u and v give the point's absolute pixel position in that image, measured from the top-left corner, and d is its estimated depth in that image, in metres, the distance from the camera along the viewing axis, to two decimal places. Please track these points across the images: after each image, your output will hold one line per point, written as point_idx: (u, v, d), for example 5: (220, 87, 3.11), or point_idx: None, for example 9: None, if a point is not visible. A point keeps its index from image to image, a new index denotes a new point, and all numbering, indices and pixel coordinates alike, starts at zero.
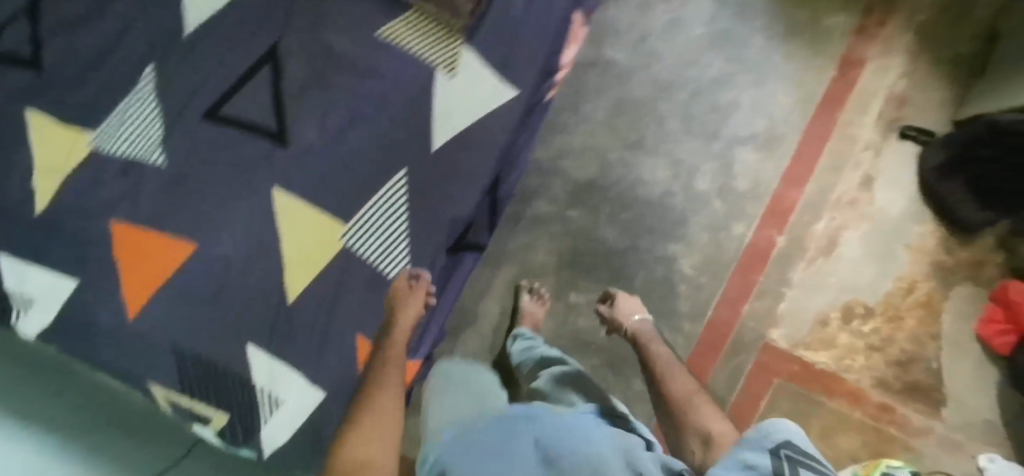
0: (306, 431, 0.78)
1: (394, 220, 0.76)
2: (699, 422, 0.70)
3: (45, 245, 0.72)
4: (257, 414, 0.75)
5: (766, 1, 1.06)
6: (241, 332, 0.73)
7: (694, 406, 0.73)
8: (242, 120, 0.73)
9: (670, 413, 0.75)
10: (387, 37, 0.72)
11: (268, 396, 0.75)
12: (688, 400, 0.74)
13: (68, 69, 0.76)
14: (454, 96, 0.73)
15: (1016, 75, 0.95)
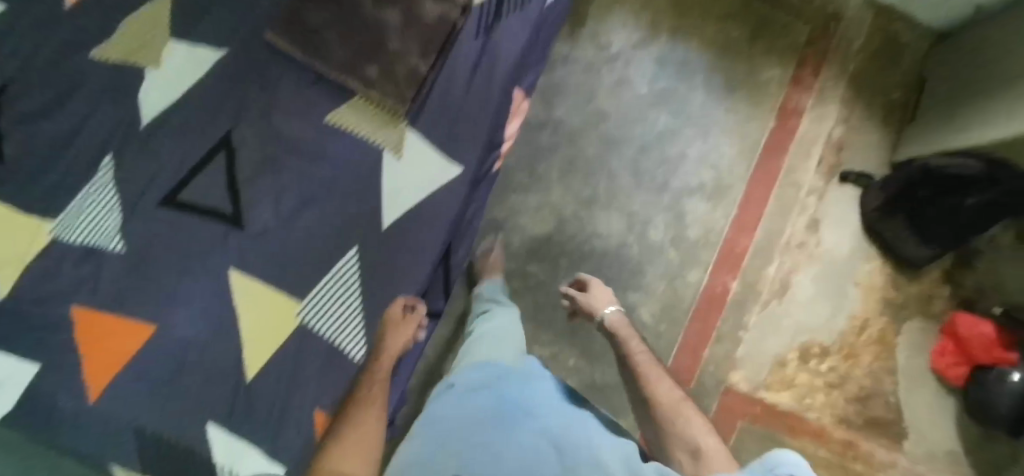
0: None
1: (348, 296, 0.77)
2: (685, 434, 0.74)
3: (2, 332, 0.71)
4: None
5: (706, 57, 1.10)
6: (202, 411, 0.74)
7: (681, 414, 0.76)
8: (197, 206, 0.75)
9: (658, 420, 0.77)
10: (337, 123, 0.76)
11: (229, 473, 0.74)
12: (672, 407, 0.77)
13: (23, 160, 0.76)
14: (400, 176, 0.76)
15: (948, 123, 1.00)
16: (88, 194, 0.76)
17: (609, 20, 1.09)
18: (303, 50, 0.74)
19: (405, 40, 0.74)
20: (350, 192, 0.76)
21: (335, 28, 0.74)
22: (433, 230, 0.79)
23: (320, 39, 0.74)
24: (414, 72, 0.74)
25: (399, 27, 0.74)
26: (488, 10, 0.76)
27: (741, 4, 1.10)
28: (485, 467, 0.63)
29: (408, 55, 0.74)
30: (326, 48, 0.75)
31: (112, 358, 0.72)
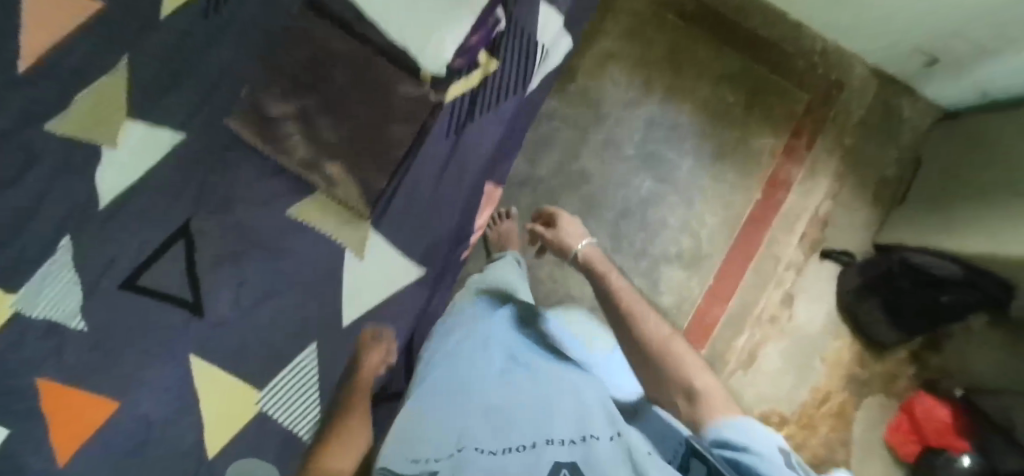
0: None
1: (306, 389, 0.77)
2: (678, 377, 0.66)
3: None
4: None
5: (697, 121, 1.06)
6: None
7: (677, 359, 0.67)
8: (160, 291, 0.73)
9: (645, 360, 0.69)
10: (299, 217, 0.74)
11: None
12: (664, 344, 0.68)
13: None
14: (362, 277, 0.76)
15: (938, 216, 0.98)
16: (49, 270, 0.70)
17: (601, 75, 1.05)
18: (266, 141, 0.71)
19: (373, 139, 0.71)
20: (311, 285, 0.75)
21: (301, 120, 0.71)
22: (396, 321, 0.82)
23: (284, 131, 0.71)
24: (379, 174, 0.72)
25: (367, 124, 0.71)
26: (464, 111, 0.74)
27: (739, 65, 1.05)
28: (494, 436, 0.61)
29: (377, 152, 0.72)
30: (289, 140, 0.71)
31: (78, 429, 0.70)
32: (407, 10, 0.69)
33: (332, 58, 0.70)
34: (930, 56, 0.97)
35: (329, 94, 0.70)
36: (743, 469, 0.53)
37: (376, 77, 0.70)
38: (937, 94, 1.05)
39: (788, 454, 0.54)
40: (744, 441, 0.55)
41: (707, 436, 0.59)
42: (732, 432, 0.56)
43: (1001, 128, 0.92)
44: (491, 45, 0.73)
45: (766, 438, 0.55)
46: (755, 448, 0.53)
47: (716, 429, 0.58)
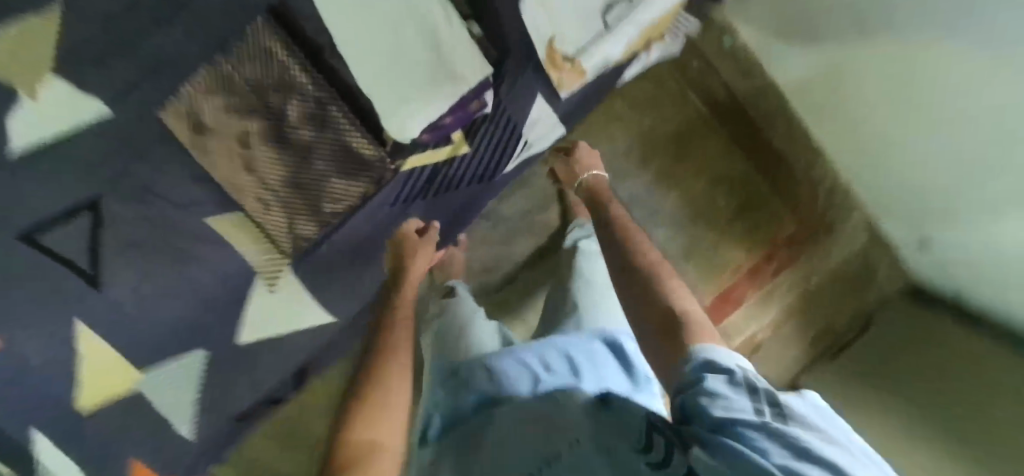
0: None
1: (190, 382, 0.76)
2: (660, 300, 0.53)
3: None
4: None
5: (674, 212, 0.95)
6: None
7: (669, 289, 0.55)
8: (61, 254, 0.62)
9: (625, 288, 0.59)
10: (215, 230, 0.69)
11: None
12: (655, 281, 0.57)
13: None
14: (269, 307, 0.73)
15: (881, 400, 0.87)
16: None
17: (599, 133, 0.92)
18: (200, 148, 0.65)
19: (313, 186, 0.66)
20: (218, 299, 0.71)
21: (240, 140, 0.64)
22: (288, 353, 0.78)
23: (219, 145, 0.64)
24: (310, 220, 0.68)
25: (311, 169, 0.66)
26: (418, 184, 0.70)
27: (744, 175, 0.95)
28: None
29: (322, 197, 0.67)
30: (222, 156, 0.65)
31: None
32: (386, 63, 0.60)
33: (291, 89, 0.62)
34: (925, 240, 0.88)
35: (278, 125, 0.64)
36: (697, 413, 0.37)
37: (333, 127, 0.64)
38: (915, 271, 0.97)
39: (746, 372, 0.38)
40: (694, 372, 0.40)
41: (676, 377, 0.43)
42: (687, 371, 0.41)
43: (962, 353, 0.84)
44: (469, 126, 0.67)
45: (712, 363, 0.40)
46: (700, 382, 0.39)
47: (680, 357, 0.43)
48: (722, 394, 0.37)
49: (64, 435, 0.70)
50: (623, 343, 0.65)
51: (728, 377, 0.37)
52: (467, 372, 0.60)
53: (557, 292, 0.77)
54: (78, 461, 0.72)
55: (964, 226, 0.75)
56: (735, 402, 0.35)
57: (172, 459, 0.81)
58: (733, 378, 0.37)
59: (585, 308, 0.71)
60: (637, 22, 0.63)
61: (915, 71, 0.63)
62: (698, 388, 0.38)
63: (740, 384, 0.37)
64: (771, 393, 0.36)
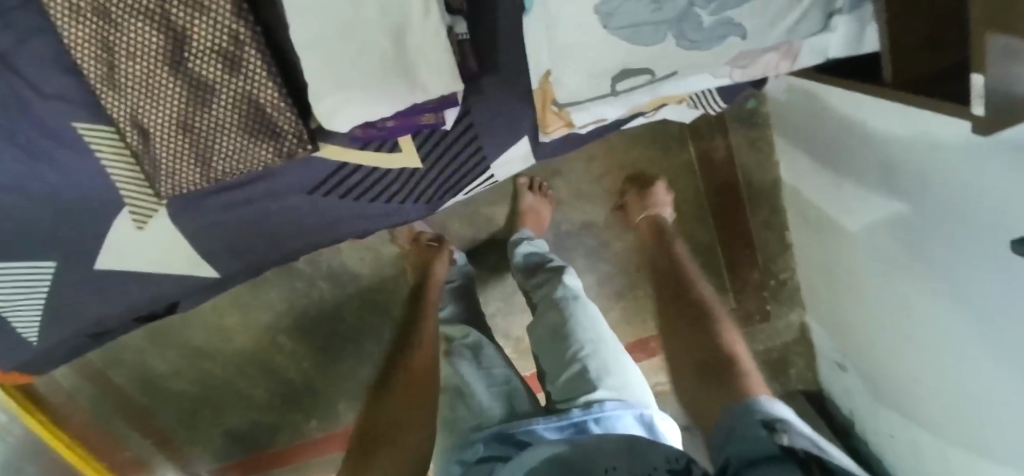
0: None
1: (27, 292, 0.64)
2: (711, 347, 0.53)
3: None
4: None
5: (626, 249, 0.89)
6: None
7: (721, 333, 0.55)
8: None
9: (684, 326, 0.58)
10: (82, 138, 0.56)
11: None
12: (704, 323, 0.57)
13: None
14: (132, 243, 0.61)
15: None
16: None
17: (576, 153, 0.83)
18: (69, 29, 0.49)
19: (204, 133, 0.52)
20: (70, 216, 0.60)
21: (117, 40, 0.48)
22: (149, 289, 0.66)
23: (93, 36, 0.49)
24: (194, 169, 0.54)
25: (206, 114, 0.51)
26: (351, 183, 0.58)
27: (709, 242, 0.88)
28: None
29: (216, 146, 0.53)
30: (94, 51, 0.50)
31: None
32: (330, 36, 0.45)
33: (199, 7, 0.46)
34: (846, 363, 0.85)
35: (173, 43, 0.48)
36: (748, 455, 0.37)
37: (246, 72, 0.49)
38: (829, 386, 0.94)
39: (791, 425, 0.38)
40: (746, 417, 0.41)
41: (727, 422, 0.43)
42: (742, 421, 0.41)
43: None
44: (419, 133, 0.54)
45: (760, 413, 0.41)
46: (753, 435, 0.38)
47: (733, 408, 0.44)
48: (762, 447, 0.36)
49: None
50: (654, 420, 0.52)
51: (773, 426, 0.38)
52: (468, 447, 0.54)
53: (549, 339, 0.61)
54: None
55: (901, 398, 0.72)
56: (777, 456, 0.35)
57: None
58: (773, 428, 0.38)
59: (594, 352, 0.57)
60: (650, 95, 0.52)
61: (931, 258, 0.57)
62: (747, 440, 0.39)
63: (781, 434, 0.37)
64: (818, 452, 0.34)
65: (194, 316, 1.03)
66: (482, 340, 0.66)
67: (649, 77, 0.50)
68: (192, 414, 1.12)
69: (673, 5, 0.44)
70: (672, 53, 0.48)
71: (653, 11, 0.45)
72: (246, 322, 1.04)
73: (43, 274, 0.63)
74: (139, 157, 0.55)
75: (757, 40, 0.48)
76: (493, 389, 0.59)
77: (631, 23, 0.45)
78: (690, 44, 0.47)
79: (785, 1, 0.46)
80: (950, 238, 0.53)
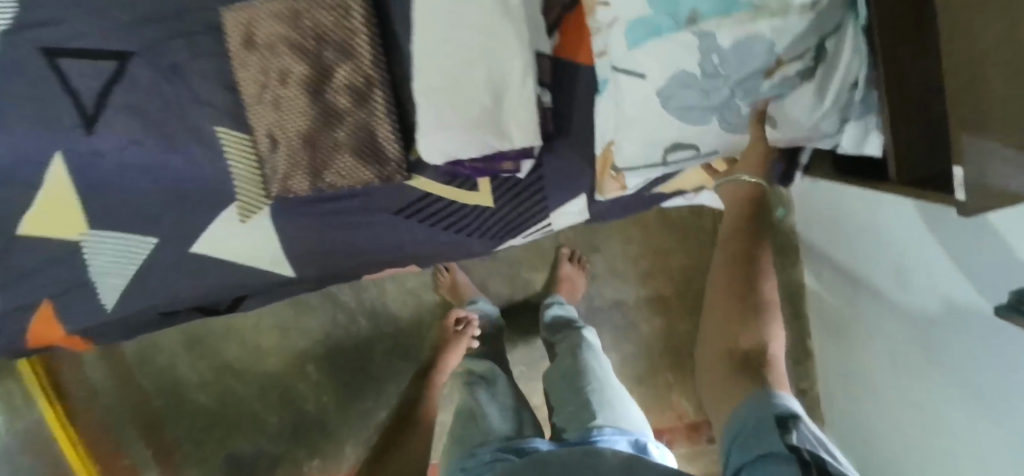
0: None
1: (121, 259, 0.75)
2: (737, 334, 0.42)
3: None
4: None
5: (651, 331, 0.94)
6: None
7: (763, 316, 0.42)
8: (75, 89, 0.69)
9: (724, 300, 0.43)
10: (218, 139, 0.68)
11: None
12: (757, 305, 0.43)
13: None
14: (227, 232, 0.71)
15: None
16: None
17: (616, 233, 0.92)
18: (239, 58, 0.63)
19: (323, 151, 0.64)
20: (185, 201, 0.71)
21: (277, 70, 0.62)
22: (226, 279, 0.75)
23: (256, 65, 0.63)
24: (306, 178, 0.65)
25: (328, 135, 0.63)
26: (430, 211, 0.67)
27: None
28: None
29: (329, 162, 0.64)
30: (254, 78, 0.63)
31: None
32: (442, 83, 0.57)
33: (349, 55, 0.61)
34: None
35: (320, 77, 0.62)
36: (750, 450, 0.36)
37: (370, 106, 0.62)
38: None
39: (798, 418, 0.37)
40: (749, 405, 0.39)
41: (730, 414, 0.40)
42: (747, 410, 0.38)
43: None
44: (497, 177, 0.64)
45: (769, 402, 0.38)
46: (758, 426, 0.37)
47: (740, 414, 0.39)
48: (768, 445, 0.35)
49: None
50: (647, 444, 0.57)
51: (781, 424, 0.36)
52: (472, 456, 0.60)
53: (566, 377, 0.67)
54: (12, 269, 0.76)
55: None
56: (784, 457, 0.34)
57: (80, 318, 0.80)
58: (781, 425, 0.37)
59: (605, 393, 0.63)
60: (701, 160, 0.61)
61: (939, 354, 0.62)
62: (750, 433, 0.37)
63: (788, 435, 0.36)
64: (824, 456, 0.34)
65: (235, 329, 1.11)
66: (496, 374, 0.75)
67: (694, 150, 0.59)
68: (203, 432, 1.14)
69: (718, 97, 0.53)
70: (716, 130, 0.57)
71: (703, 98, 0.54)
72: (282, 343, 1.10)
73: (145, 247, 0.74)
74: (262, 165, 0.67)
75: (784, 131, 0.55)
76: (502, 413, 0.66)
77: (684, 103, 0.55)
78: (731, 126, 0.56)
79: (811, 103, 0.53)
80: (952, 331, 0.59)
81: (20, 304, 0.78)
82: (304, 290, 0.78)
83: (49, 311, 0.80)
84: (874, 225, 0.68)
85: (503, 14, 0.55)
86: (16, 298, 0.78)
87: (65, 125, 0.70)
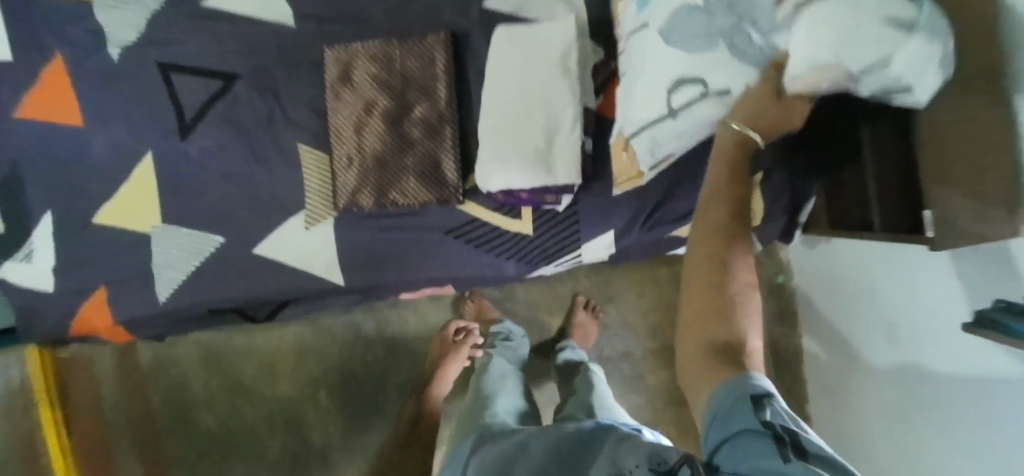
0: (21, 289, 0.85)
1: (182, 257, 0.82)
2: (714, 326, 0.40)
3: (23, 43, 0.82)
4: (11, 251, 0.84)
5: (656, 383, 0.99)
6: (53, 202, 0.84)
7: (738, 303, 0.40)
8: (179, 101, 0.81)
9: (700, 290, 0.41)
10: (299, 154, 0.79)
11: (26, 251, 0.84)
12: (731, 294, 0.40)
13: None
14: (289, 236, 0.79)
15: None
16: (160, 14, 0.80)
17: (630, 286, 1.01)
18: (333, 90, 0.75)
19: (391, 172, 0.74)
20: (256, 205, 0.80)
21: (364, 102, 0.74)
22: (273, 283, 0.81)
23: (346, 96, 0.74)
24: (371, 195, 0.74)
25: (398, 159, 0.74)
26: (475, 235, 0.76)
27: None
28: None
29: (394, 182, 0.74)
30: (341, 106, 0.74)
31: (53, 103, 0.82)
32: (504, 123, 0.69)
33: (427, 95, 0.73)
34: None
35: (399, 111, 0.73)
36: (721, 432, 0.36)
37: (439, 138, 0.73)
38: None
39: (772, 398, 0.35)
40: (723, 390, 0.36)
41: (704, 396, 0.38)
42: (721, 392, 0.36)
43: None
44: (539, 210, 0.74)
45: (742, 384, 0.36)
46: (730, 408, 0.36)
47: (710, 403, 0.37)
48: (741, 426, 0.34)
49: (76, 229, 0.83)
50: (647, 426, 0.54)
51: (754, 407, 0.35)
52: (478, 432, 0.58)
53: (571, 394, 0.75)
54: (81, 253, 0.84)
55: None
56: (756, 436, 0.34)
57: (124, 309, 0.85)
58: (753, 407, 0.35)
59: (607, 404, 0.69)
60: (717, 110, 0.55)
61: (924, 397, 0.64)
62: (722, 415, 0.36)
63: (760, 416, 0.34)
64: (796, 434, 0.33)
65: (253, 348, 1.15)
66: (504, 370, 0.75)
67: (702, 88, 0.55)
68: (202, 453, 1.14)
69: (725, 20, 0.52)
70: (725, 63, 0.53)
71: (709, 25, 0.53)
72: (298, 367, 1.14)
73: (212, 243, 0.81)
74: (334, 182, 0.77)
75: (822, 65, 0.43)
76: None
77: (686, 36, 0.55)
78: (741, 59, 0.52)
79: (854, 34, 0.42)
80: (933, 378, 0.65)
81: (76, 290, 0.84)
82: (347, 301, 0.86)
83: (97, 299, 0.85)
84: (878, 268, 0.70)
85: (562, 72, 0.67)
86: (75, 282, 0.84)
87: (167, 129, 0.81)
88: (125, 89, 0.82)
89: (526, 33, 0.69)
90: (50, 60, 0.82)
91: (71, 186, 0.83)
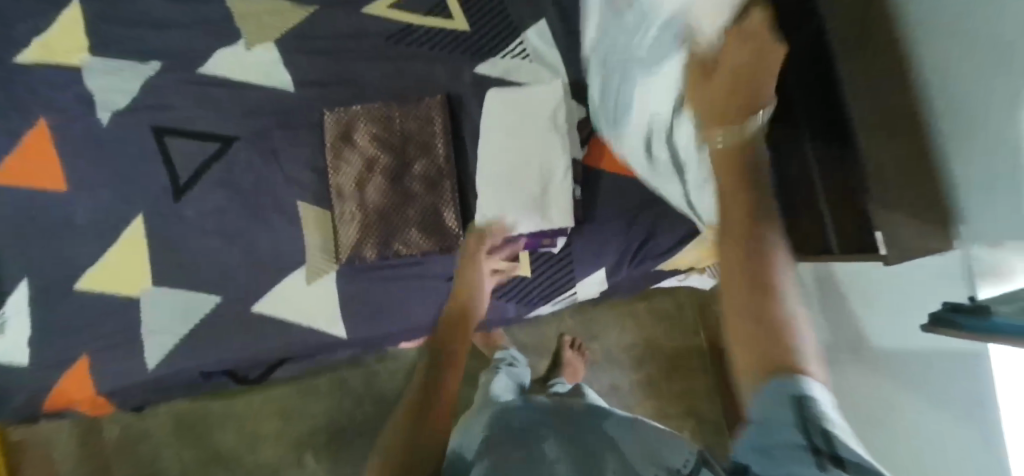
0: None
1: (176, 319, 0.81)
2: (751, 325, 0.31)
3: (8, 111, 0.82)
4: None
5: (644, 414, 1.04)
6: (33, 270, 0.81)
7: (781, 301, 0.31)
8: (174, 164, 0.82)
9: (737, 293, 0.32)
10: (299, 212, 0.82)
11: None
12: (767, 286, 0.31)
13: (141, 38, 0.83)
14: (291, 291, 0.81)
15: None
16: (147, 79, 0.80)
17: (613, 322, 1.07)
18: (333, 150, 0.79)
19: (394, 224, 0.78)
20: (256, 263, 0.81)
21: (364, 160, 0.78)
22: (273, 339, 0.81)
23: (347, 154, 0.79)
24: (376, 246, 0.78)
25: (400, 211, 0.78)
26: None
27: (716, 420, 1.04)
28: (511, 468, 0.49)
29: (397, 234, 0.78)
30: (343, 164, 0.78)
31: (33, 169, 0.82)
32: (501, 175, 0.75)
33: (425, 152, 0.78)
34: None
35: (399, 167, 0.78)
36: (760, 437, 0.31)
37: (438, 190, 0.78)
38: None
39: (815, 399, 0.29)
40: (761, 400, 0.30)
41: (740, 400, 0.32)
42: (759, 403, 0.30)
43: None
44: (535, 252, 0.80)
45: (776, 388, 0.29)
46: (764, 417, 0.30)
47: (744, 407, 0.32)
48: (783, 440, 0.29)
49: (59, 297, 0.81)
50: None
51: (794, 413, 0.29)
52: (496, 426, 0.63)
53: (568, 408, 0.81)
54: (64, 320, 0.81)
55: None
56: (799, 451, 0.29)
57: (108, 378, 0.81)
58: (790, 411, 0.29)
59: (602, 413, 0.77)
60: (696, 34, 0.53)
61: None
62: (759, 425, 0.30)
63: (800, 423, 0.29)
64: (843, 444, 0.28)
65: (232, 412, 1.11)
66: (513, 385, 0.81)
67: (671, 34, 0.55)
68: None
69: None
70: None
71: None
72: (282, 429, 1.11)
73: (209, 302, 0.81)
74: (335, 237, 0.80)
75: None
76: None
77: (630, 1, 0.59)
78: None
79: None
80: None
81: (55, 360, 0.81)
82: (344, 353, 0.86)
83: (78, 369, 0.81)
84: None
85: (552, 128, 0.75)
86: (54, 353, 0.81)
87: (162, 192, 0.82)
88: (116, 153, 0.82)
89: (516, 94, 0.76)
90: (35, 124, 0.82)
91: (55, 251, 0.81)
